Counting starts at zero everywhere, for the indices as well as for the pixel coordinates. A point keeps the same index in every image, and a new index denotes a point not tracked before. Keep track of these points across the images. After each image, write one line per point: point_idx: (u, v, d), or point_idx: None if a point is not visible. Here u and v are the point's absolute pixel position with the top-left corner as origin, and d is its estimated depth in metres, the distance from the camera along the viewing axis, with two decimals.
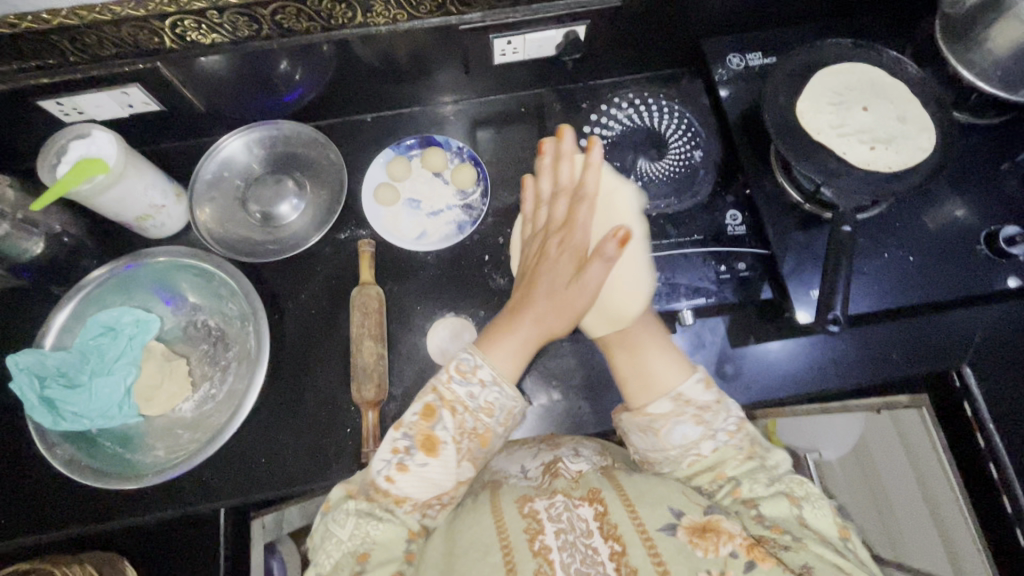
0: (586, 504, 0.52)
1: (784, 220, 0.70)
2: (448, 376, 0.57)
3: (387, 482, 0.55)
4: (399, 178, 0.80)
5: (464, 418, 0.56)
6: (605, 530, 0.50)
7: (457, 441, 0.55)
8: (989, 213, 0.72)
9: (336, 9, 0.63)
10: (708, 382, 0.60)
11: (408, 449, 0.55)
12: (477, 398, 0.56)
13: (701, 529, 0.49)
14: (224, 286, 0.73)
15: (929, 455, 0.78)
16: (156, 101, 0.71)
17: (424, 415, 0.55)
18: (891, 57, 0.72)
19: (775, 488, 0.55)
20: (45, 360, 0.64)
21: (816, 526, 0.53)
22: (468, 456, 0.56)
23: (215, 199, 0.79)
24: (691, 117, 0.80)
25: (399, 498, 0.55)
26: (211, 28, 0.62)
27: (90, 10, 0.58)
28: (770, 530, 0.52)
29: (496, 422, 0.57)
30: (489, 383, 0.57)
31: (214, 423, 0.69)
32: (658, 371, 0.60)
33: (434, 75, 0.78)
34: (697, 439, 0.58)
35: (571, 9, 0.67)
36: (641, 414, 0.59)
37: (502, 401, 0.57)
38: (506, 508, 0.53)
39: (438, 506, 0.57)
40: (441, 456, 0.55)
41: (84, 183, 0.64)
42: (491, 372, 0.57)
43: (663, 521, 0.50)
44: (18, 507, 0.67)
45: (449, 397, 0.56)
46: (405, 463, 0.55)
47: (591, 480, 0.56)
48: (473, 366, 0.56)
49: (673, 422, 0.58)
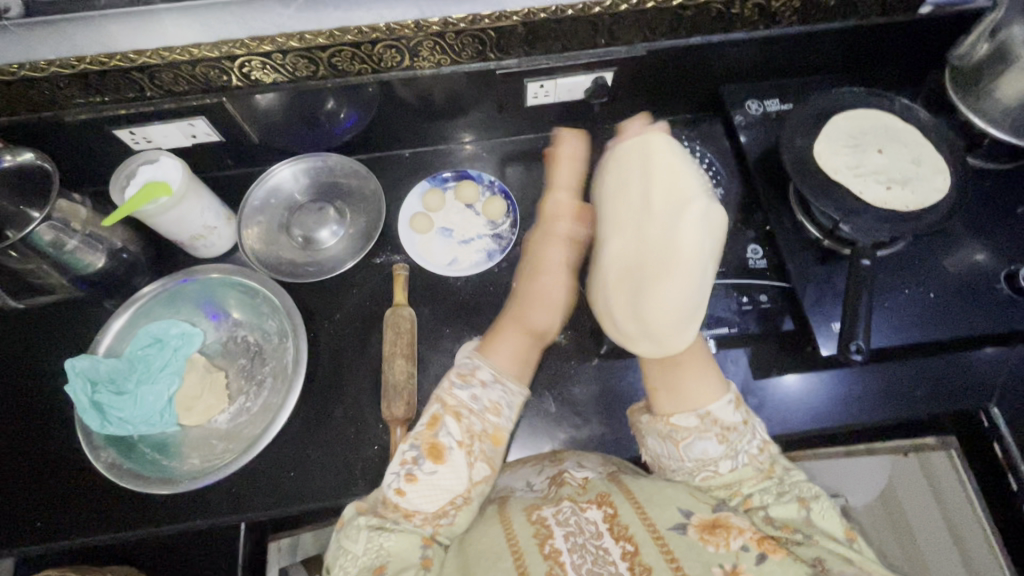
0: (595, 508, 0.56)
1: (804, 254, 0.73)
2: (450, 385, 0.63)
3: (397, 494, 0.57)
4: (434, 208, 0.84)
5: (473, 421, 0.60)
6: (616, 530, 0.53)
7: (465, 444, 0.59)
8: (1009, 256, 0.73)
9: (387, 54, 0.69)
10: (738, 404, 0.60)
11: (417, 459, 0.58)
12: (481, 400, 0.62)
13: (711, 525, 0.52)
14: (267, 303, 0.78)
15: (958, 495, 0.79)
16: (217, 132, 0.77)
17: (430, 425, 0.60)
18: (903, 105, 0.76)
19: (786, 494, 0.55)
20: (99, 364, 0.69)
21: (824, 526, 0.53)
22: (481, 457, 0.60)
23: (262, 223, 0.84)
24: (712, 158, 0.83)
25: (409, 511, 0.56)
26: (275, 68, 0.69)
27: (172, 51, 0.64)
28: (780, 530, 0.52)
29: (504, 422, 0.62)
30: (490, 383, 0.63)
31: (248, 434, 0.71)
32: (689, 387, 0.61)
33: (470, 115, 0.83)
34: (716, 456, 0.58)
35: (601, 57, 0.73)
36: (664, 421, 0.60)
37: (507, 399, 0.63)
38: (514, 516, 0.57)
39: (455, 513, 0.57)
40: (450, 461, 0.58)
41: (151, 204, 0.70)
42: (490, 373, 0.64)
43: (674, 521, 0.53)
44: (53, 512, 0.69)
45: (452, 404, 0.61)
46: (414, 472, 0.57)
47: (598, 486, 0.59)
48: (472, 370, 0.64)
49: (697, 437, 0.58)
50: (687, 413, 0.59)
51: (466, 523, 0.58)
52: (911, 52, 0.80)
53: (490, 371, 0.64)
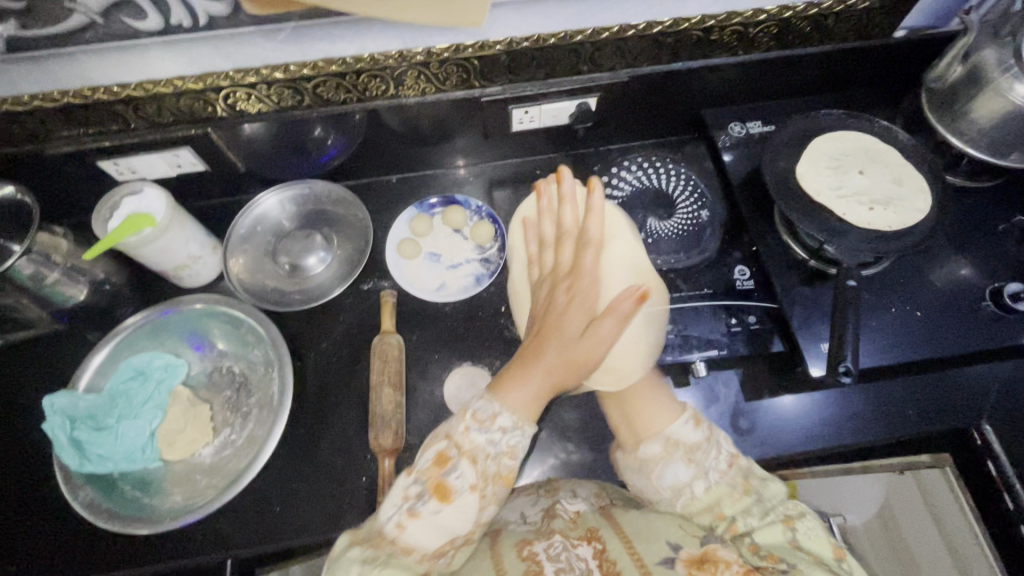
0: (585, 543, 0.56)
1: (790, 276, 0.73)
2: (467, 424, 0.57)
3: (397, 529, 0.54)
4: (421, 234, 0.84)
5: (486, 465, 0.56)
6: (605, 566, 0.53)
7: (478, 488, 0.55)
8: (994, 271, 0.74)
9: (371, 82, 0.70)
10: (697, 422, 0.60)
11: (420, 495, 0.54)
12: (499, 444, 0.56)
13: (699, 561, 0.51)
14: (252, 332, 0.77)
15: (956, 516, 0.74)
16: (202, 162, 0.77)
17: (438, 463, 0.55)
18: (882, 126, 0.77)
19: (771, 517, 0.56)
20: (78, 402, 0.68)
21: (809, 546, 0.54)
22: (491, 501, 0.56)
23: (248, 251, 0.83)
24: (696, 179, 0.85)
25: (406, 549, 0.53)
26: (259, 99, 0.70)
27: (156, 83, 0.65)
28: (765, 559, 0.53)
29: (519, 467, 0.57)
30: (511, 428, 0.57)
31: (231, 468, 0.69)
32: (647, 416, 0.63)
33: (457, 141, 0.83)
34: (688, 480, 0.58)
35: (584, 83, 0.74)
36: (633, 455, 0.61)
37: (526, 445, 0.58)
38: (506, 553, 0.56)
39: (454, 552, 0.55)
40: (457, 502, 0.54)
41: (133, 236, 0.69)
42: (513, 419, 0.57)
43: (662, 554, 0.52)
44: (29, 554, 0.67)
45: (469, 446, 0.55)
46: (416, 509, 0.54)
47: (589, 521, 0.59)
48: (492, 413, 0.57)
49: (664, 463, 0.59)
50: (651, 442, 0.60)
51: (464, 558, 0.56)
52: (888, 75, 0.82)
53: (513, 416, 0.57)
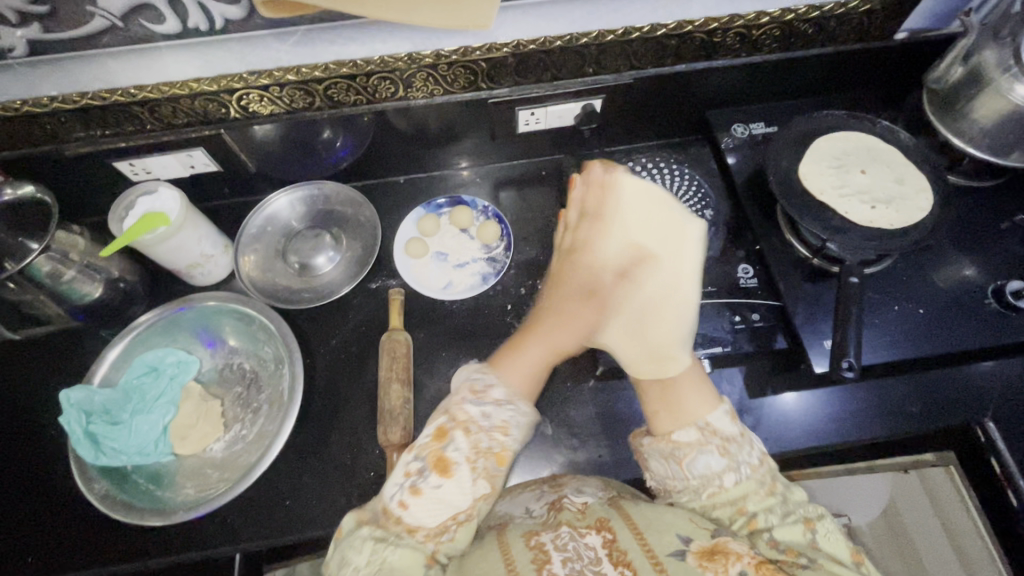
0: (594, 533, 0.57)
1: (793, 273, 0.74)
2: (461, 400, 0.62)
3: (400, 506, 0.56)
4: (429, 233, 0.85)
5: (480, 437, 0.59)
6: (615, 556, 0.53)
7: (473, 461, 0.58)
8: (996, 270, 0.75)
9: (381, 85, 0.72)
10: (733, 415, 0.61)
11: (421, 471, 0.57)
12: (490, 417, 0.61)
13: (710, 552, 0.52)
14: (262, 329, 0.78)
15: (960, 513, 0.78)
16: (216, 164, 0.78)
17: (436, 437, 0.59)
18: (884, 127, 0.78)
19: (793, 517, 0.55)
20: (94, 396, 0.69)
21: (829, 549, 0.54)
22: (485, 475, 0.58)
23: (259, 250, 0.85)
24: (700, 180, 0.85)
25: (411, 526, 0.55)
26: (271, 100, 0.71)
27: (172, 85, 0.67)
28: (785, 553, 0.53)
29: (511, 441, 0.61)
30: (501, 402, 0.62)
31: (242, 462, 0.71)
32: (688, 400, 0.63)
33: (464, 142, 0.85)
34: (720, 470, 0.58)
35: (589, 84, 0.76)
36: (665, 439, 0.61)
37: (516, 419, 0.62)
38: (513, 543, 0.57)
39: (456, 528, 0.56)
40: (455, 475, 0.57)
41: (147, 234, 0.70)
42: (504, 392, 0.63)
43: (673, 546, 0.53)
44: (43, 545, 0.68)
45: (462, 418, 0.60)
46: (419, 485, 0.56)
47: (597, 511, 0.60)
48: (486, 387, 0.64)
49: (697, 451, 0.59)
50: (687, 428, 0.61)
51: (466, 539, 0.57)
52: (889, 77, 0.83)
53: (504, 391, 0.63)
